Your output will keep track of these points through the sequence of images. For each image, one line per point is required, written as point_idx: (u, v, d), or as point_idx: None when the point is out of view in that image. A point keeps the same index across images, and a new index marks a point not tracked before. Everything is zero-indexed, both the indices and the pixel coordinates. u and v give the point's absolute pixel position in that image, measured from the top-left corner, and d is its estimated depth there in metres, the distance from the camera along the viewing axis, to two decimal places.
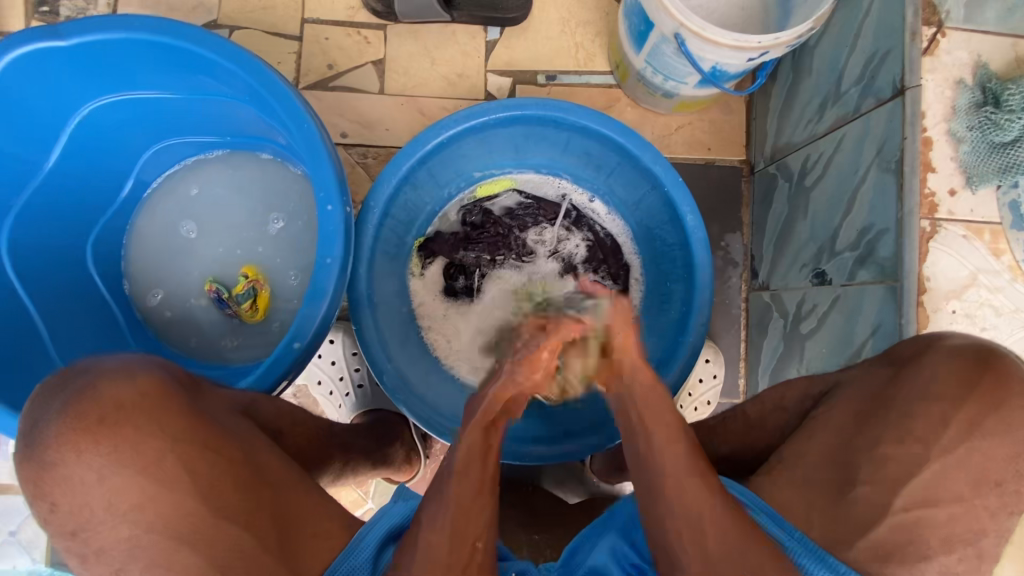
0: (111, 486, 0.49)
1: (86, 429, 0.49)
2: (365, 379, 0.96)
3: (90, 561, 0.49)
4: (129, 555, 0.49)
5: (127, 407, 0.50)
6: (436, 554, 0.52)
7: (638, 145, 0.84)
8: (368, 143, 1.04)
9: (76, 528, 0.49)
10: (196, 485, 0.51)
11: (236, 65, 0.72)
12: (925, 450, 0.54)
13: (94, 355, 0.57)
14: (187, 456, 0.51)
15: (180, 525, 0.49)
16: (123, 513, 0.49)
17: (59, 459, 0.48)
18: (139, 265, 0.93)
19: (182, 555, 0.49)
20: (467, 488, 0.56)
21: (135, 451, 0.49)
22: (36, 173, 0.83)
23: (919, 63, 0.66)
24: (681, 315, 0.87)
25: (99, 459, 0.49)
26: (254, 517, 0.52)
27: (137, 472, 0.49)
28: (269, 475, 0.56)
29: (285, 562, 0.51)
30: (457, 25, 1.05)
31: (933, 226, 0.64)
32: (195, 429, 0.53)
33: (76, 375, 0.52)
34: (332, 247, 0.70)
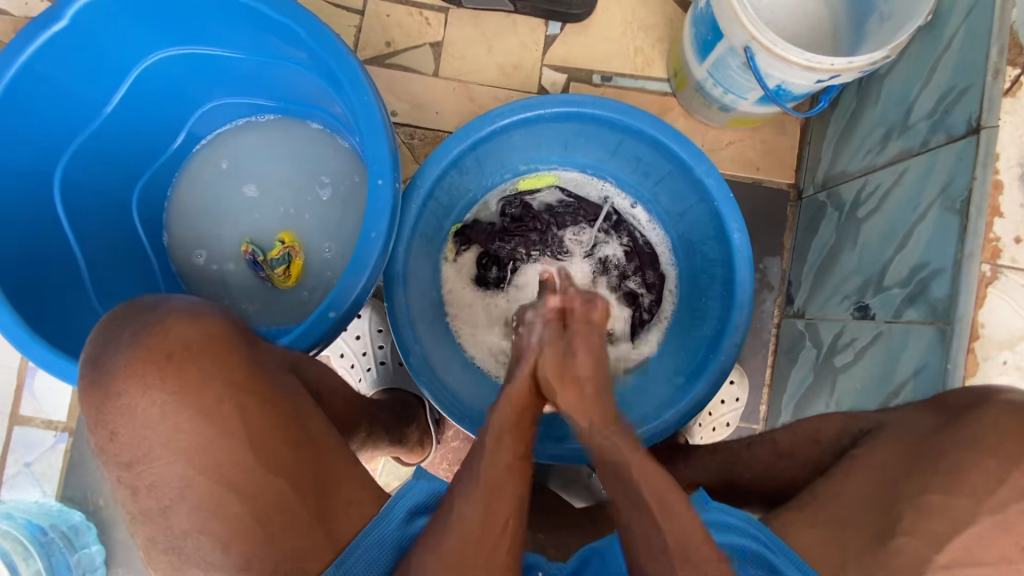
0: (173, 423, 0.48)
1: (153, 363, 0.49)
2: (388, 357, 0.96)
3: (141, 495, 0.48)
4: (179, 495, 0.48)
5: (195, 347, 0.51)
6: (466, 529, 0.50)
7: (694, 156, 0.83)
8: (416, 124, 1.04)
9: (132, 460, 0.48)
10: (250, 436, 0.50)
11: (305, 30, 0.72)
12: (975, 504, 0.53)
13: (159, 297, 0.57)
14: (245, 405, 0.51)
15: (230, 472, 0.49)
16: (180, 451, 0.48)
17: (124, 390, 0.48)
18: (178, 218, 0.94)
19: (231, 502, 0.48)
20: (501, 464, 0.56)
21: (198, 392, 0.49)
22: (98, 115, 0.84)
23: (998, 103, 0.63)
24: (714, 333, 0.86)
25: (164, 395, 0.48)
26: (299, 475, 0.51)
27: (196, 414, 0.49)
28: (313, 434, 0.55)
29: (322, 526, 0.51)
30: (519, 16, 1.05)
31: (993, 272, 0.61)
32: (256, 378, 0.53)
33: (144, 312, 0.53)
34: (378, 222, 0.70)
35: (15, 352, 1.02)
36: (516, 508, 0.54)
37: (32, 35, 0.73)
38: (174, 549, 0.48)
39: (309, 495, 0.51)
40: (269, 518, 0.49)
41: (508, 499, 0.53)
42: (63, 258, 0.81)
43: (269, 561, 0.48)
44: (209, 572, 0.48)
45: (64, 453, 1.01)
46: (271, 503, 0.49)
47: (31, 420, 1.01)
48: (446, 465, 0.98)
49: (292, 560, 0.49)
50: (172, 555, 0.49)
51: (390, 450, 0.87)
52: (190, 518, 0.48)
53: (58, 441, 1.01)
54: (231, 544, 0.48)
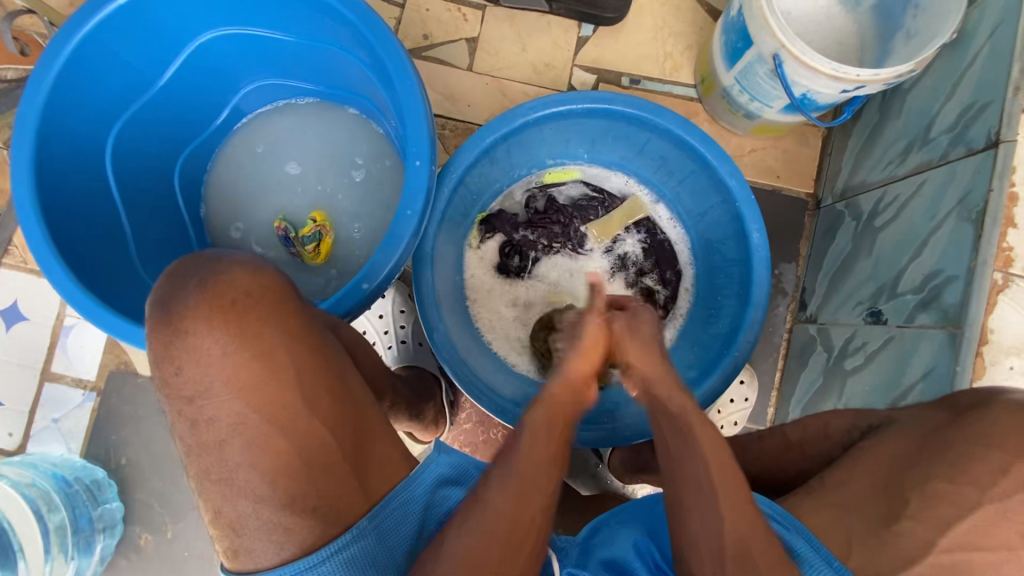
0: (233, 364, 0.52)
1: (218, 308, 0.52)
2: (409, 336, 1.00)
3: (200, 428, 0.52)
4: (233, 430, 0.52)
5: (256, 297, 0.54)
6: (498, 523, 0.52)
7: (718, 157, 0.85)
8: (448, 115, 1.08)
9: (194, 394, 0.52)
10: (300, 385, 0.54)
11: (355, 16, 0.76)
12: (978, 495, 0.54)
13: (218, 252, 0.60)
14: (297, 354, 0.55)
15: (280, 413, 0.53)
16: (237, 390, 0.52)
17: (191, 329, 0.51)
18: (218, 192, 0.99)
19: (278, 442, 0.52)
20: (535, 461, 0.58)
21: (256, 336, 0.53)
22: (152, 86, 0.88)
23: (1017, 119, 0.66)
24: (729, 330, 0.89)
25: (228, 338, 0.52)
26: (339, 426, 0.55)
27: (253, 358, 0.52)
28: (351, 389, 0.59)
29: (356, 475, 0.55)
30: (553, 16, 1.09)
31: (1005, 280, 0.63)
32: (309, 330, 0.57)
33: (209, 262, 0.56)
34: (413, 201, 0.74)
35: (51, 311, 1.06)
36: (547, 505, 0.56)
37: (97, 6, 0.77)
38: (226, 481, 0.52)
39: (347, 444, 0.55)
40: (313, 459, 0.53)
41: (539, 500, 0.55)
42: (110, 219, 0.85)
43: (309, 498, 0.52)
44: (257, 504, 0.51)
45: (92, 412, 1.05)
46: (314, 446, 0.53)
47: (62, 377, 1.05)
48: (458, 445, 1.01)
49: (327, 501, 0.53)
50: (219, 489, 0.52)
51: (407, 425, 0.90)
52: (243, 452, 0.52)
53: (87, 400, 1.05)
54: (278, 479, 0.52)
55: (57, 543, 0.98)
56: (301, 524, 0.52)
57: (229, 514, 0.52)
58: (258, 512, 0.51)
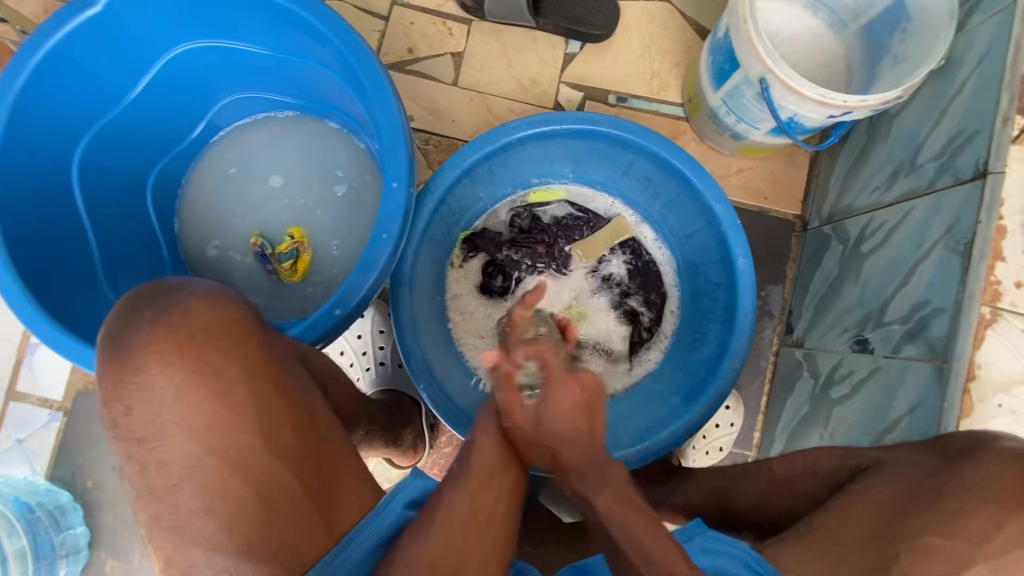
0: (187, 404, 0.50)
1: (173, 342, 0.50)
2: (388, 358, 0.97)
3: (150, 472, 0.50)
4: (187, 474, 0.49)
5: (214, 330, 0.52)
6: (451, 532, 0.51)
7: (704, 180, 0.84)
8: (431, 130, 1.06)
9: (145, 436, 0.50)
10: (260, 422, 0.52)
11: (332, 33, 0.74)
12: (972, 550, 0.50)
13: (180, 279, 0.59)
14: (258, 391, 0.52)
15: (238, 453, 0.50)
16: (192, 431, 0.50)
17: (144, 365, 0.50)
18: (192, 207, 0.96)
19: (235, 484, 0.50)
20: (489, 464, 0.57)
21: (215, 373, 0.51)
22: (122, 100, 0.85)
23: (1006, 150, 0.64)
24: (714, 356, 0.87)
25: (183, 373, 0.50)
26: (303, 466, 0.53)
27: (211, 396, 0.50)
28: (315, 421, 0.56)
29: (322, 514, 0.53)
30: (540, 32, 1.07)
31: (992, 315, 0.62)
32: (271, 363, 0.55)
33: (167, 292, 0.54)
34: (390, 224, 0.71)
35: (18, 327, 1.02)
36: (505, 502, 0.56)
37: (64, 18, 0.74)
38: (176, 531, 0.49)
39: (312, 482, 0.53)
40: (274, 500, 0.51)
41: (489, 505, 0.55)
42: (76, 237, 0.82)
43: (269, 545, 0.50)
44: (212, 551, 0.49)
45: (57, 432, 1.01)
46: (276, 489, 0.51)
47: (27, 397, 1.01)
48: (437, 470, 0.99)
49: (292, 546, 0.50)
50: (174, 535, 0.50)
51: (384, 451, 0.88)
52: (196, 499, 0.49)
53: (53, 420, 1.01)
54: (234, 526, 0.49)
55: (18, 569, 0.95)
56: (259, 573, 0.49)
57: (179, 567, 0.50)
58: (213, 560, 0.49)
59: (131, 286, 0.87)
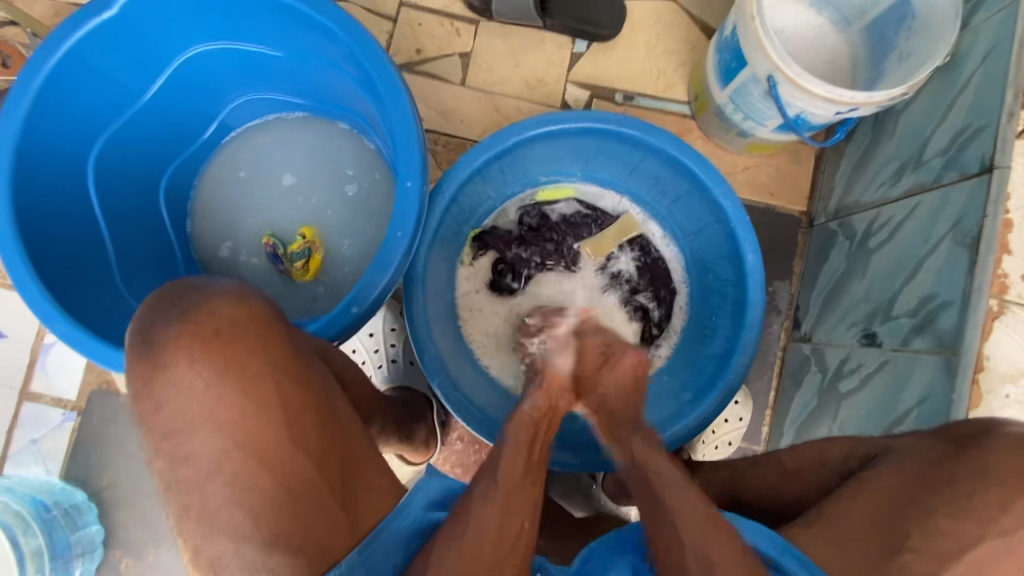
0: (216, 397, 0.51)
1: (201, 338, 0.51)
2: (400, 356, 0.98)
3: (178, 466, 0.50)
4: (216, 466, 0.50)
5: (240, 325, 0.53)
6: (487, 524, 0.52)
7: (712, 177, 0.85)
8: (440, 130, 1.07)
9: (172, 431, 0.50)
10: (286, 414, 0.52)
11: (345, 34, 0.75)
12: (980, 529, 0.53)
13: (201, 278, 0.59)
14: (283, 384, 0.53)
15: (267, 447, 0.51)
16: (223, 425, 0.50)
17: (174, 360, 0.51)
18: (205, 208, 0.97)
19: (263, 478, 0.50)
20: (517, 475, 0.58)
21: (240, 370, 0.52)
22: (136, 102, 0.86)
23: (1011, 145, 0.65)
24: (723, 351, 0.88)
25: (209, 370, 0.51)
26: (325, 460, 0.53)
27: (238, 390, 0.51)
28: (337, 417, 0.57)
29: (343, 509, 0.53)
30: (547, 32, 1.08)
31: (1000, 307, 0.63)
32: (292, 359, 0.56)
33: (192, 291, 0.55)
34: (405, 222, 0.72)
35: (31, 327, 1.03)
36: (531, 515, 0.56)
37: (78, 22, 0.75)
38: (203, 525, 0.50)
39: (334, 475, 0.54)
40: (301, 494, 0.51)
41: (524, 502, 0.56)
42: (92, 238, 0.82)
43: (295, 539, 0.49)
44: (239, 548, 0.49)
45: (71, 432, 1.02)
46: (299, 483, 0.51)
47: (41, 397, 1.02)
48: (449, 466, 1.00)
49: (318, 541, 0.50)
50: (199, 531, 0.50)
51: (398, 445, 0.88)
52: (225, 490, 0.49)
53: (67, 419, 1.02)
54: (262, 520, 0.49)
55: (34, 568, 0.95)
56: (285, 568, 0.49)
57: (205, 561, 0.51)
58: (237, 558, 0.50)
59: (146, 287, 0.88)
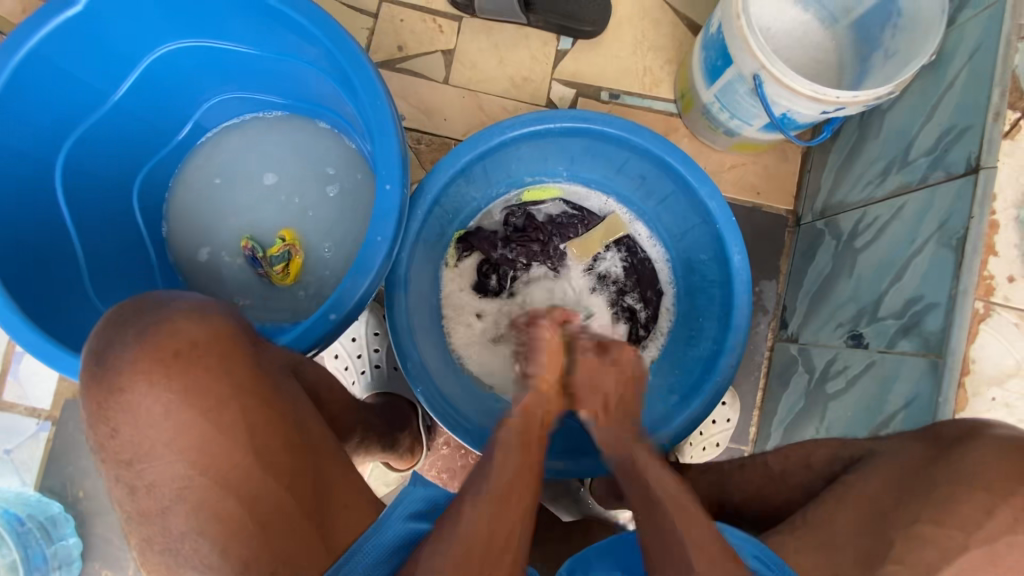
0: (175, 423, 0.49)
1: (160, 360, 0.50)
2: (383, 361, 0.96)
3: (139, 495, 0.49)
4: (178, 496, 0.49)
5: (201, 347, 0.51)
6: (473, 534, 0.50)
7: (698, 178, 0.84)
8: (423, 129, 1.05)
9: (132, 458, 0.49)
10: (249, 440, 0.51)
11: (321, 32, 0.73)
12: (964, 537, 0.52)
13: (163, 292, 0.57)
14: (247, 406, 0.52)
15: (228, 473, 0.50)
16: (181, 451, 0.49)
17: (127, 385, 0.49)
18: (179, 212, 0.94)
19: (229, 503, 0.49)
20: (504, 482, 0.56)
21: (201, 395, 0.50)
22: (105, 102, 0.83)
23: (997, 145, 0.65)
24: (710, 353, 0.87)
25: (169, 395, 0.49)
26: (296, 479, 0.52)
27: (199, 415, 0.50)
28: (310, 437, 0.55)
29: (320, 530, 0.52)
30: (532, 29, 1.06)
31: (986, 309, 0.62)
32: (258, 378, 0.54)
33: (149, 308, 0.53)
34: (384, 226, 0.70)
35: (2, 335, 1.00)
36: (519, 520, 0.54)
37: (43, 20, 0.72)
38: (176, 546, 0.49)
39: (305, 495, 0.52)
40: (268, 519, 0.50)
41: (517, 508, 0.55)
42: (63, 246, 0.80)
43: (264, 565, 0.49)
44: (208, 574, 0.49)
45: (46, 442, 0.99)
46: (271, 504, 0.50)
47: (13, 407, 0.99)
48: (435, 471, 0.98)
49: (288, 565, 0.49)
50: (168, 556, 0.49)
51: (381, 456, 0.87)
52: (188, 519, 0.49)
53: (41, 429, 0.99)
54: (228, 546, 0.49)
55: None
56: None
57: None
58: None
59: (121, 293, 0.86)
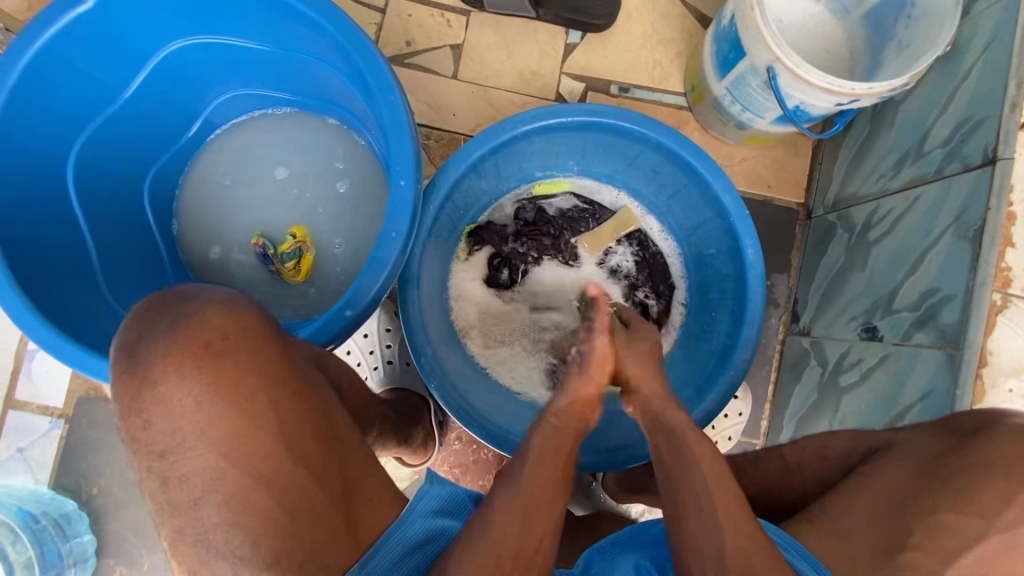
0: (207, 414, 0.49)
1: (192, 353, 0.49)
2: (395, 356, 0.96)
3: (172, 487, 0.48)
4: (211, 486, 0.48)
5: (232, 337, 0.51)
6: (505, 546, 0.50)
7: (711, 171, 0.84)
8: (432, 124, 1.04)
9: (165, 449, 0.48)
10: (282, 431, 0.51)
11: (332, 26, 0.72)
12: (985, 525, 0.53)
13: (192, 284, 0.57)
14: (279, 399, 0.52)
15: (261, 464, 0.49)
16: (213, 443, 0.49)
17: (161, 378, 0.49)
18: (190, 210, 0.94)
19: (260, 495, 0.48)
20: (536, 486, 0.56)
21: (234, 386, 0.50)
22: (116, 99, 0.83)
23: (1016, 136, 0.64)
24: (723, 347, 0.87)
25: (201, 387, 0.49)
26: (326, 473, 0.52)
27: (230, 406, 0.49)
28: (338, 431, 0.56)
29: (345, 520, 0.52)
30: (540, 22, 1.06)
31: (1004, 300, 0.62)
32: (287, 368, 0.54)
33: (182, 300, 0.53)
34: (399, 222, 0.70)
35: (14, 334, 1.00)
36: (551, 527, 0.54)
37: (53, 17, 0.72)
38: (200, 544, 0.48)
39: (334, 490, 0.52)
40: (299, 512, 0.49)
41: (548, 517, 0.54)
42: (76, 245, 0.80)
43: (295, 558, 0.48)
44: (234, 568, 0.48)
45: (59, 440, 1.00)
46: (296, 501, 0.50)
47: (26, 405, 1.00)
48: (447, 467, 0.99)
49: (321, 558, 0.48)
50: (200, 547, 0.48)
51: (395, 449, 0.87)
52: (220, 511, 0.48)
53: (54, 427, 1.00)
54: (260, 539, 0.48)
55: None
56: None
57: None
58: None
59: (132, 291, 0.85)
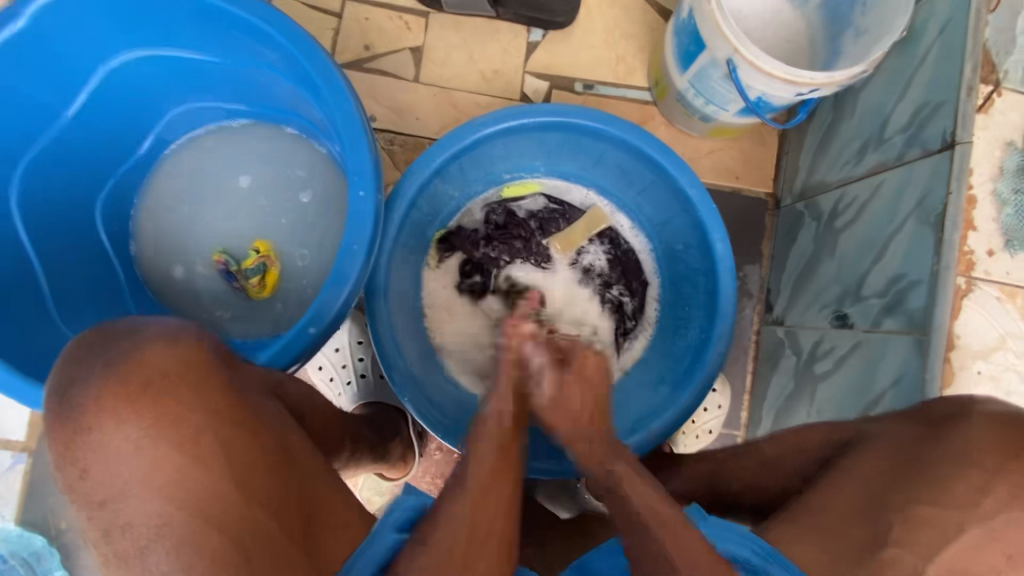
0: (150, 459, 0.47)
1: (125, 396, 0.47)
2: (368, 369, 0.94)
3: (114, 536, 0.46)
4: (156, 534, 0.46)
5: (172, 376, 0.50)
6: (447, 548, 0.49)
7: (676, 166, 0.83)
8: (396, 130, 1.02)
9: (105, 498, 0.47)
10: (230, 468, 0.49)
11: (280, 34, 0.70)
12: (962, 516, 0.52)
13: (133, 318, 0.55)
14: (226, 434, 0.50)
15: (210, 505, 0.47)
16: (158, 488, 0.47)
17: (94, 424, 0.47)
18: (146, 231, 0.91)
19: (211, 539, 0.46)
20: (486, 476, 0.55)
21: (174, 426, 0.48)
22: (57, 120, 0.79)
23: (971, 120, 0.65)
24: (698, 342, 0.87)
25: (139, 430, 0.47)
26: (282, 504, 0.51)
27: (173, 448, 0.47)
28: (294, 459, 0.55)
29: (307, 556, 0.50)
30: (501, 21, 1.04)
31: (968, 284, 0.62)
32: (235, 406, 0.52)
33: (118, 337, 0.51)
34: (360, 233, 0.68)
35: None
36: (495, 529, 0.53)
37: None
38: None
39: (293, 521, 0.51)
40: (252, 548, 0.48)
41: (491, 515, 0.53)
42: (24, 276, 0.77)
43: None
44: None
45: (23, 474, 0.97)
46: (253, 538, 0.48)
47: None
48: (428, 479, 0.97)
49: None
50: None
51: (372, 467, 0.86)
52: (167, 559, 0.46)
53: (18, 462, 0.96)
54: None
55: None
56: None
57: None
58: None
59: (89, 320, 0.82)
